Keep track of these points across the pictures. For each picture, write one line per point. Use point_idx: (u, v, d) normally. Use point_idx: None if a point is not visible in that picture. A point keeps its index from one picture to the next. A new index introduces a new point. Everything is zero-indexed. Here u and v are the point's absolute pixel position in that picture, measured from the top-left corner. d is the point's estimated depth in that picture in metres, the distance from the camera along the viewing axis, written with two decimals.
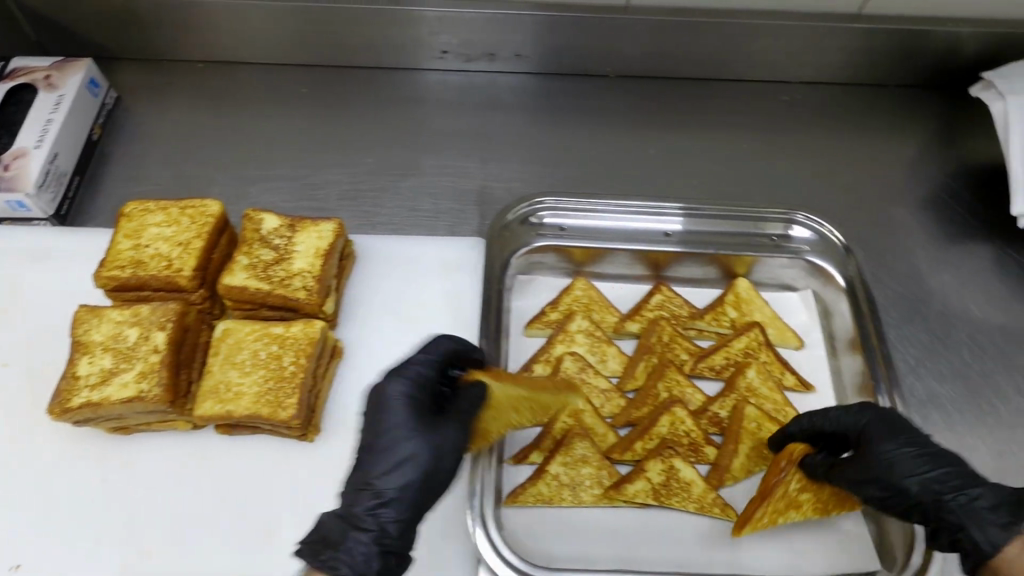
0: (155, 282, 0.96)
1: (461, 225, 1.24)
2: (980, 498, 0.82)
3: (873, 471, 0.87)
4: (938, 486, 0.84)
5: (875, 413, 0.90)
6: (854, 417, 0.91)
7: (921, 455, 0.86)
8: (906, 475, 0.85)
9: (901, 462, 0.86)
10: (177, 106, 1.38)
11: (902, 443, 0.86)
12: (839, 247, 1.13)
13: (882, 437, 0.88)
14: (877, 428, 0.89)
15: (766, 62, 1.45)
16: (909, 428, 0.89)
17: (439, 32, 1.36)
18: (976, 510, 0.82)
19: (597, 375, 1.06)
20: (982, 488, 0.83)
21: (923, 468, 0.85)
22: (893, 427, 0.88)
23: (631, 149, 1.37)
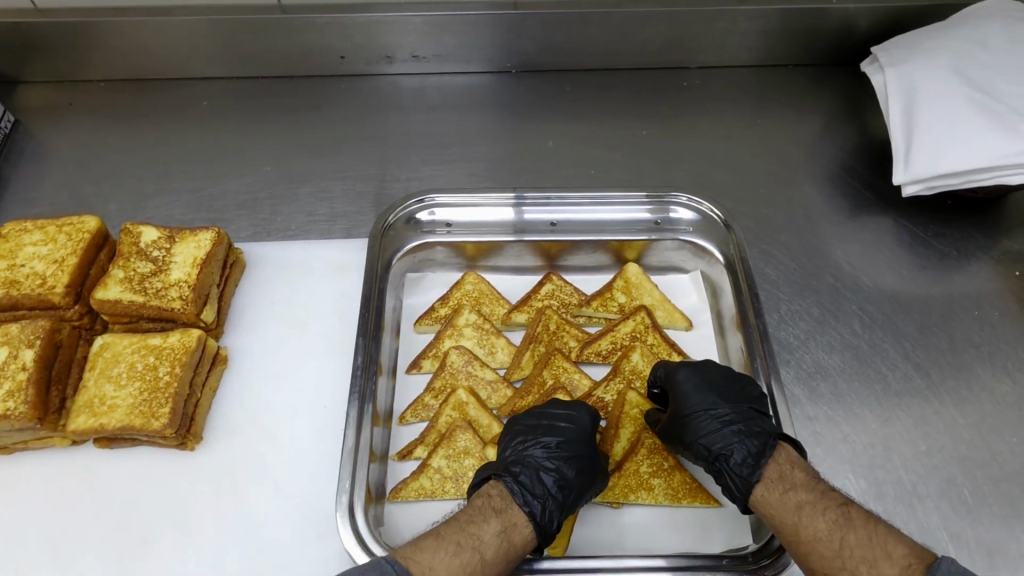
0: (27, 300, 0.97)
1: (357, 227, 1.23)
2: (741, 453, 0.88)
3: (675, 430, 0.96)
4: (715, 443, 0.91)
5: (686, 369, 0.98)
6: (672, 376, 0.98)
7: (707, 413, 0.92)
8: (694, 431, 0.93)
9: (690, 420, 0.93)
10: (76, 126, 1.38)
11: (694, 403, 0.93)
12: (720, 225, 1.15)
13: (683, 398, 0.95)
14: (685, 386, 0.96)
15: (664, 50, 1.45)
16: (716, 386, 0.95)
17: (331, 38, 1.36)
18: (731, 466, 0.88)
19: (484, 366, 1.07)
20: (745, 445, 0.88)
21: (706, 427, 0.92)
22: (695, 386, 0.95)
23: (532, 142, 1.38)
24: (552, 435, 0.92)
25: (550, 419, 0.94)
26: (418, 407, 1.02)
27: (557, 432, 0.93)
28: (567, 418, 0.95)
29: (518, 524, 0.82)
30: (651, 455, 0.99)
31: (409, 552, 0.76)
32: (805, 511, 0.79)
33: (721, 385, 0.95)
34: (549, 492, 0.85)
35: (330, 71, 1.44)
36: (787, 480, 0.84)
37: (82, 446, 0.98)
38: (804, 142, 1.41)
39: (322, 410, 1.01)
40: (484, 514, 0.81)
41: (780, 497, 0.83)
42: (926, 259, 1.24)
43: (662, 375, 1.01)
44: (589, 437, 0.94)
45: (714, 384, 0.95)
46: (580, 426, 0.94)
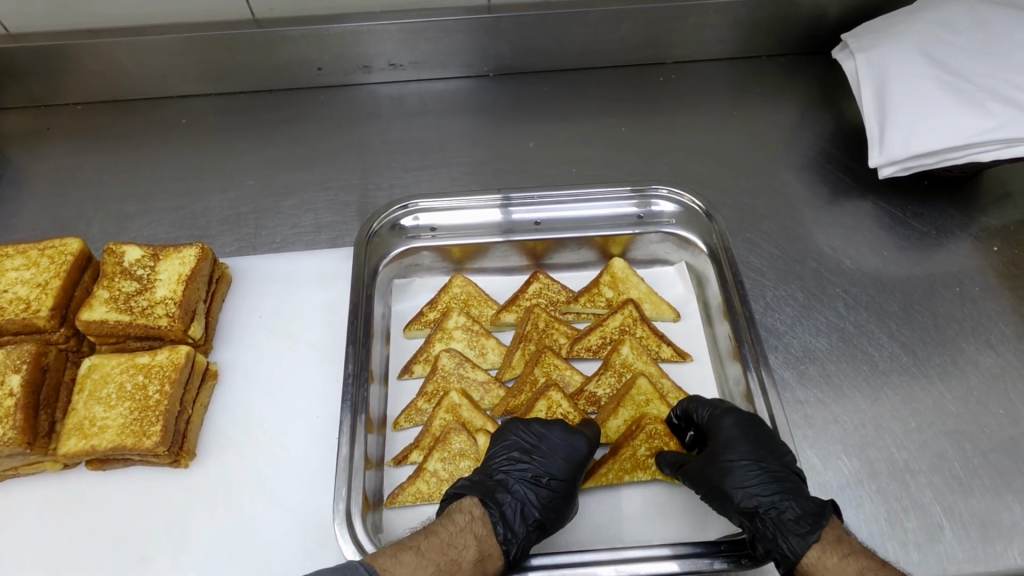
0: (12, 326, 0.96)
1: (343, 236, 1.23)
2: (794, 511, 0.84)
3: (710, 472, 0.89)
4: (758, 494, 0.86)
5: (733, 414, 0.93)
6: (717, 419, 0.93)
7: (756, 465, 0.88)
8: (738, 480, 0.88)
9: (735, 468, 0.89)
10: (54, 151, 1.37)
11: (743, 451, 0.89)
12: (702, 216, 1.16)
13: (728, 444, 0.90)
14: (732, 433, 0.91)
15: (638, 47, 1.47)
16: (770, 441, 0.90)
17: (307, 49, 1.36)
18: (783, 522, 0.83)
19: (475, 368, 1.07)
20: (800, 506, 0.84)
21: (755, 479, 0.87)
22: (745, 436, 0.90)
23: (513, 144, 1.39)
24: (544, 465, 0.90)
25: (550, 441, 0.92)
26: (412, 412, 1.02)
27: (551, 459, 0.90)
28: (565, 444, 0.92)
29: (492, 556, 0.82)
30: (650, 438, 0.99)
31: (390, 564, 0.75)
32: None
33: (773, 439, 0.90)
34: (526, 528, 0.85)
35: (308, 82, 1.44)
36: (844, 545, 0.80)
37: (75, 469, 0.97)
38: (781, 131, 1.43)
39: (315, 420, 1.01)
40: (463, 535, 0.82)
41: (840, 562, 0.79)
42: (907, 239, 1.25)
43: (703, 414, 0.96)
44: (579, 466, 0.91)
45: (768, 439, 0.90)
46: (569, 455, 0.91)
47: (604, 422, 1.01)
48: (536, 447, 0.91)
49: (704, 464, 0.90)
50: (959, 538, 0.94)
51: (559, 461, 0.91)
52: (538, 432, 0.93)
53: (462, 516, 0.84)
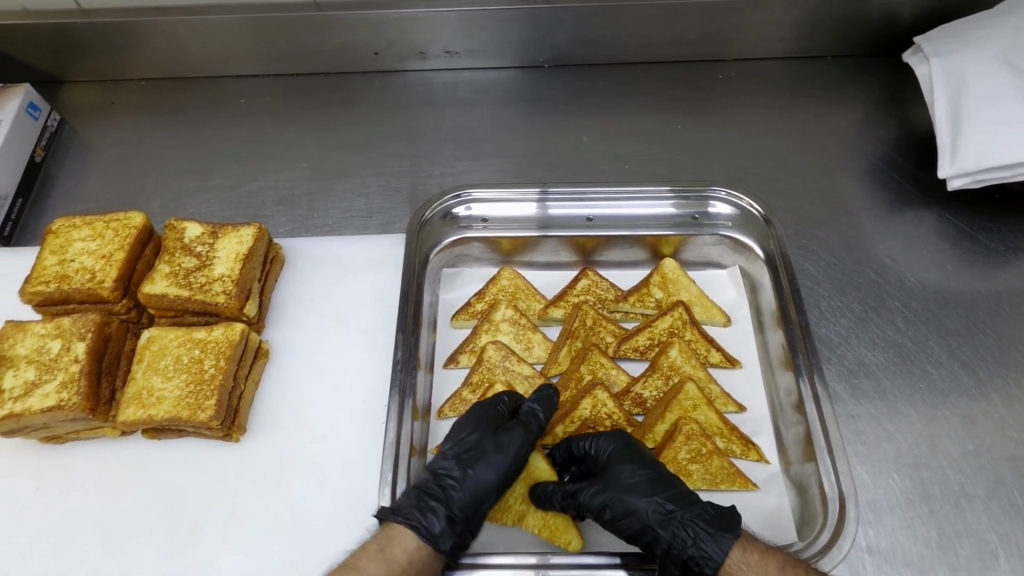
0: (78, 295, 0.99)
1: (393, 223, 1.25)
2: (672, 503, 0.84)
3: (606, 492, 0.85)
4: (671, 508, 0.83)
5: (609, 434, 0.92)
6: (601, 442, 0.92)
7: (653, 478, 0.86)
8: (608, 491, 0.85)
9: (631, 483, 0.86)
10: (119, 125, 1.41)
11: (639, 464, 0.88)
12: (760, 220, 1.13)
13: (622, 461, 0.89)
14: (617, 453, 0.90)
15: (698, 42, 1.43)
16: (636, 448, 0.91)
17: (365, 34, 1.37)
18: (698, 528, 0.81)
19: (521, 361, 1.06)
20: (671, 495, 0.84)
21: (618, 486, 0.85)
22: (630, 453, 0.89)
23: (565, 138, 1.37)
24: (447, 442, 0.92)
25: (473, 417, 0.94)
26: (456, 401, 1.02)
27: (453, 435, 0.93)
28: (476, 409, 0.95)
29: (393, 537, 0.83)
30: (689, 440, 0.97)
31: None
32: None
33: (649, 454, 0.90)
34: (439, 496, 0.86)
35: (362, 66, 1.45)
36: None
37: (133, 436, 1.00)
38: (842, 136, 1.39)
39: (362, 404, 1.02)
40: (379, 556, 0.81)
41: None
42: (971, 254, 1.21)
43: (589, 442, 0.93)
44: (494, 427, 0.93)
45: (620, 445, 0.90)
46: (473, 419, 0.93)
47: (648, 424, 1.00)
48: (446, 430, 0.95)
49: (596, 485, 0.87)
50: (1014, 567, 0.90)
51: (455, 432, 0.93)
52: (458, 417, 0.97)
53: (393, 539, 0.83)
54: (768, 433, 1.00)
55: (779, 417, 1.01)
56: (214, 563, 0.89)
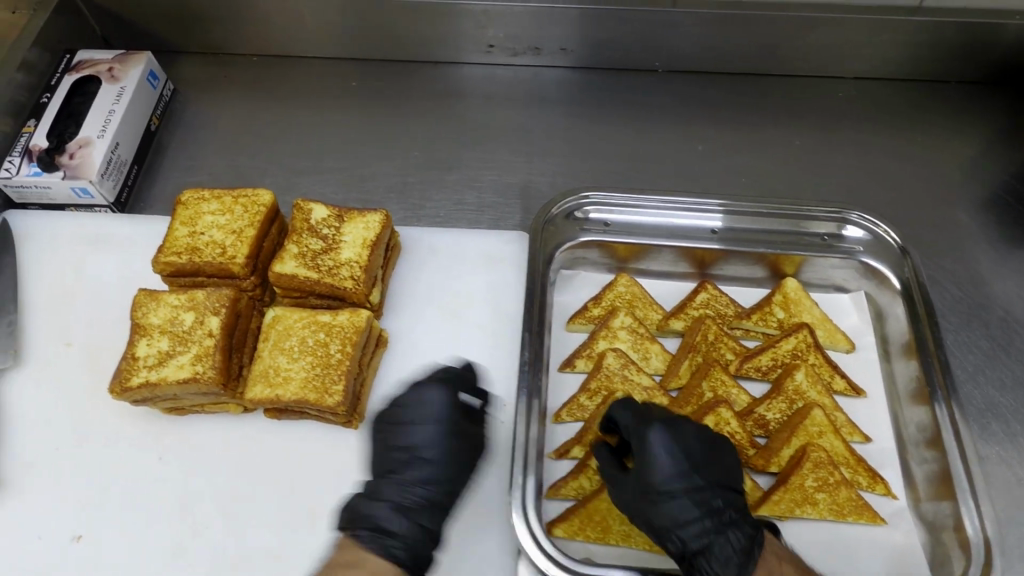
0: (209, 269, 0.99)
1: (505, 219, 1.24)
2: (701, 534, 0.82)
3: (638, 501, 0.85)
4: (693, 534, 0.82)
5: (657, 431, 0.85)
6: (645, 436, 0.86)
7: (689, 498, 0.83)
8: (642, 500, 0.85)
9: (663, 498, 0.83)
10: (230, 100, 1.42)
11: (676, 480, 0.84)
12: (895, 248, 1.09)
13: (660, 469, 0.84)
14: (660, 459, 0.85)
15: (819, 57, 1.39)
16: (687, 449, 0.85)
17: (483, 25, 1.35)
18: (713, 565, 0.81)
19: (639, 372, 1.04)
20: (697, 523, 0.82)
21: (647, 500, 0.84)
22: (677, 458, 0.84)
23: (678, 146, 1.35)
24: (416, 459, 0.92)
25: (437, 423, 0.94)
26: (575, 406, 1.01)
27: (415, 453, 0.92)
28: (421, 408, 0.95)
29: None
30: (817, 468, 0.94)
31: None
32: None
33: (700, 456, 0.85)
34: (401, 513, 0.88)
35: (474, 58, 1.44)
36: None
37: (253, 414, 1.00)
38: (964, 165, 1.34)
39: (479, 400, 1.01)
40: None
41: None
42: None
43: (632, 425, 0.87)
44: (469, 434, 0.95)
45: (669, 451, 0.85)
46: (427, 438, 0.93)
47: (773, 448, 0.97)
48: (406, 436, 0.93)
49: (635, 492, 0.85)
50: None
51: (417, 454, 0.92)
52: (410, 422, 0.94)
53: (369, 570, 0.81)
54: (897, 465, 0.98)
55: (907, 450, 0.99)
56: (335, 548, 0.89)
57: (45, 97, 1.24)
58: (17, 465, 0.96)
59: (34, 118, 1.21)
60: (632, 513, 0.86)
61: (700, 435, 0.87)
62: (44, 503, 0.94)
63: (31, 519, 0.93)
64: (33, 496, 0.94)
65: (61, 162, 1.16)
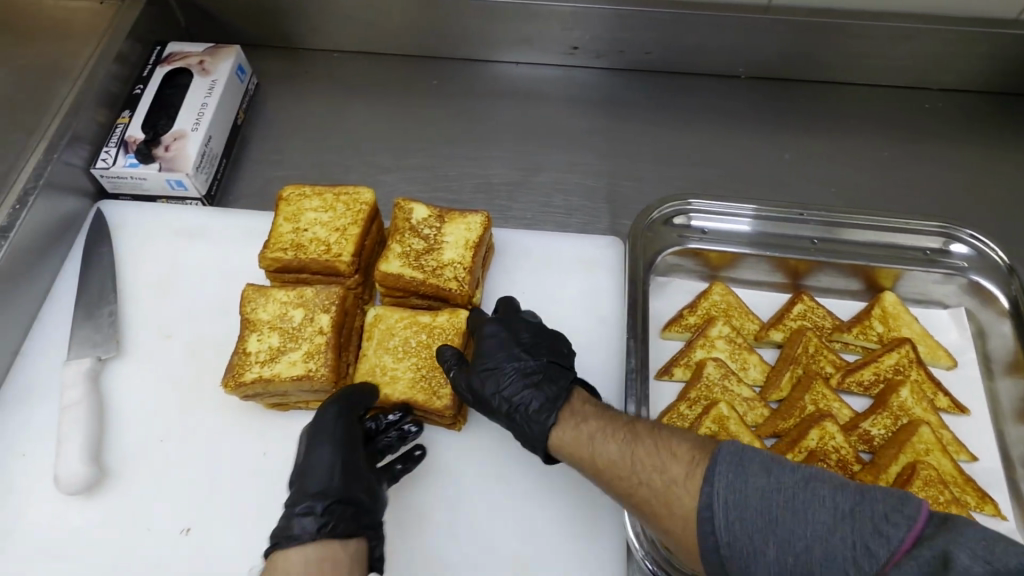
0: (316, 266, 0.99)
1: (594, 224, 1.23)
2: (517, 393, 0.88)
3: (473, 382, 0.89)
4: (513, 399, 0.88)
5: (496, 324, 0.94)
6: (480, 327, 0.94)
7: (513, 374, 0.89)
8: (475, 379, 0.89)
9: (491, 373, 0.89)
10: (312, 95, 1.42)
11: (501, 356, 0.90)
12: (1002, 266, 1.07)
13: (491, 350, 0.91)
14: (490, 339, 0.92)
15: (909, 67, 1.37)
16: (516, 341, 0.92)
17: (570, 27, 1.34)
18: (529, 416, 0.86)
19: (739, 383, 1.03)
20: (518, 386, 0.88)
21: (478, 376, 0.89)
22: (502, 341, 0.92)
23: (764, 154, 1.33)
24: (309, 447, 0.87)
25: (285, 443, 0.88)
26: (675, 415, 1.00)
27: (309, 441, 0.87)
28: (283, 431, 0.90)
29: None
30: (927, 486, 0.93)
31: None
32: (680, 480, 0.71)
33: (501, 342, 0.92)
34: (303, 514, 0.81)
35: (555, 60, 1.43)
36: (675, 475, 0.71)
37: None
38: None
39: None
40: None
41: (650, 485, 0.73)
42: None
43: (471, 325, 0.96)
44: (347, 431, 0.87)
45: (502, 338, 0.92)
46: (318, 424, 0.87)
47: (881, 463, 0.96)
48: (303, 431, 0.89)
49: (467, 375, 0.90)
50: None
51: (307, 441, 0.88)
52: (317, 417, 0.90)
53: (276, 573, 0.76)
54: (1007, 487, 0.96)
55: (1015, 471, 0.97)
56: (444, 550, 0.89)
57: (138, 88, 1.25)
58: (122, 456, 0.97)
59: (127, 109, 1.21)
60: (467, 387, 0.90)
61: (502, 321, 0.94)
62: (150, 494, 0.94)
63: (137, 510, 0.93)
64: (138, 487, 0.95)
65: (157, 154, 1.16)
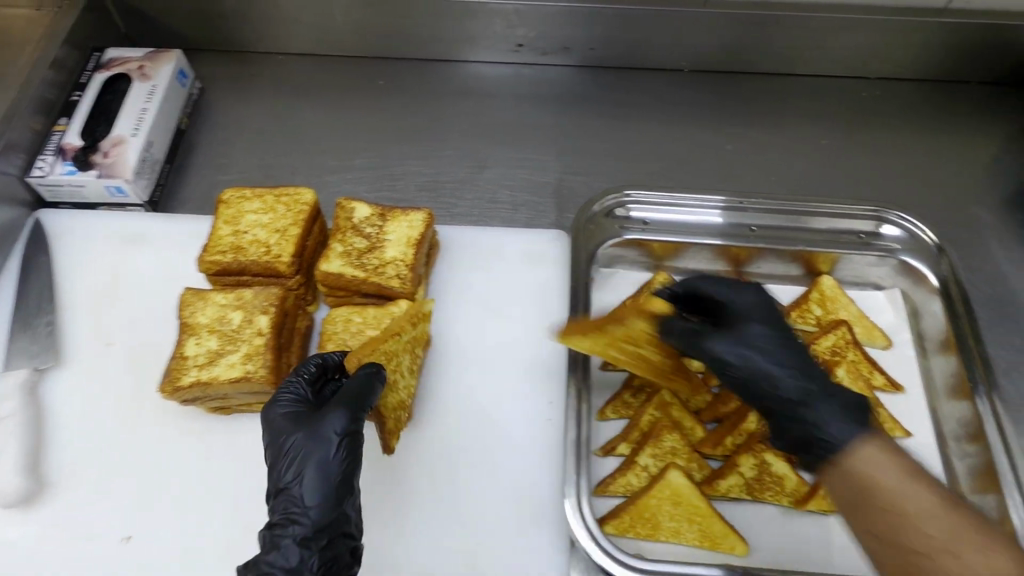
0: (255, 268, 0.99)
1: (539, 218, 1.25)
2: (797, 384, 0.86)
3: (760, 354, 0.88)
4: (806, 390, 0.85)
5: (757, 292, 0.94)
6: (736, 292, 0.94)
7: (798, 352, 0.89)
8: (741, 345, 0.88)
9: (755, 342, 0.89)
10: (257, 98, 1.41)
11: (804, 334, 0.90)
12: (931, 247, 1.11)
13: (746, 315, 0.91)
14: (760, 312, 0.92)
15: (845, 57, 1.40)
16: (776, 318, 0.92)
17: (513, 25, 1.36)
18: (837, 413, 0.82)
19: (685, 370, 1.04)
20: (814, 380, 0.86)
21: (741, 343, 0.88)
22: (773, 319, 0.92)
23: (706, 145, 1.36)
24: (298, 450, 0.81)
25: (288, 431, 0.82)
26: (619, 404, 1.02)
27: (296, 443, 0.81)
28: (279, 413, 0.84)
29: None
30: None
31: None
32: (945, 538, 0.69)
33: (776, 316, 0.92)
34: (288, 540, 0.77)
35: (501, 58, 1.44)
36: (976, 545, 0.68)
37: None
38: (988, 164, 1.36)
39: (525, 399, 1.01)
40: None
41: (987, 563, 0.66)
42: None
43: (721, 289, 0.95)
44: (354, 434, 0.82)
45: (761, 307, 0.93)
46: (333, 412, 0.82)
47: None
48: (283, 424, 0.83)
49: (732, 339, 0.89)
50: None
51: (297, 433, 0.82)
52: (288, 400, 0.85)
53: None
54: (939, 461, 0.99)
55: (947, 445, 1.00)
56: (387, 545, 0.90)
57: (76, 96, 1.23)
58: (62, 465, 0.96)
59: (66, 117, 1.20)
60: (705, 351, 0.89)
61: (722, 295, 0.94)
62: (90, 503, 0.93)
63: (77, 519, 0.92)
64: (78, 496, 0.94)
65: (96, 161, 1.14)
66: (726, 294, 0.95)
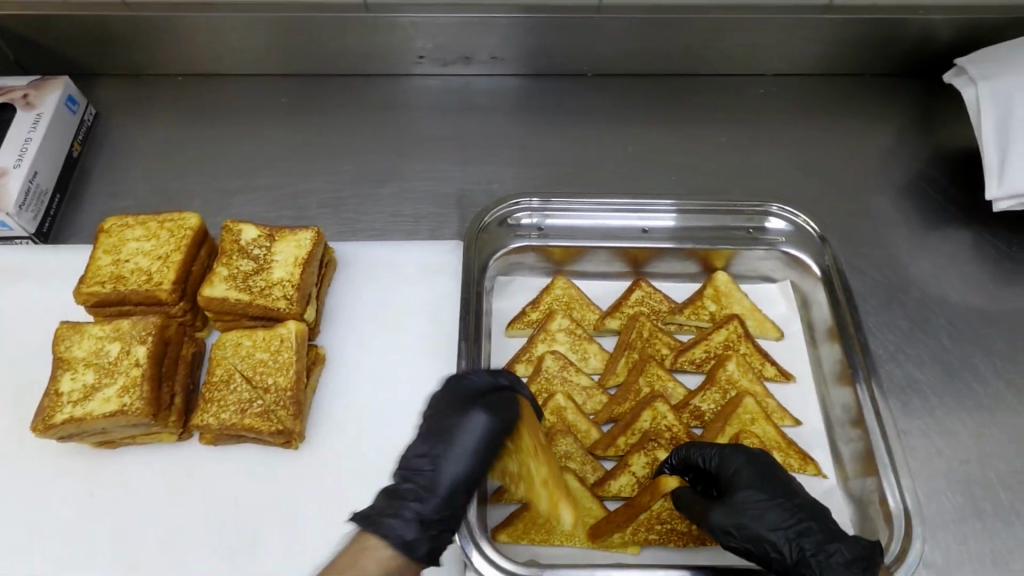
0: (135, 297, 0.98)
1: (441, 230, 1.24)
2: (793, 543, 0.82)
3: (754, 530, 0.83)
4: (801, 539, 0.82)
5: (745, 456, 0.88)
6: (726, 460, 0.88)
7: (783, 506, 0.84)
8: (736, 516, 0.84)
9: (749, 513, 0.84)
10: (156, 122, 1.39)
11: (748, 495, 0.85)
12: (815, 237, 1.14)
13: (756, 485, 0.86)
14: (748, 475, 0.87)
15: (741, 57, 1.43)
16: (767, 477, 0.86)
17: (411, 38, 1.36)
18: (828, 566, 0.80)
19: (578, 372, 1.06)
20: (787, 525, 0.83)
21: (736, 513, 0.84)
22: (758, 475, 0.86)
23: (609, 148, 1.37)
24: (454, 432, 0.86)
25: (456, 406, 0.89)
26: None
27: (450, 426, 0.87)
28: (442, 393, 0.91)
29: None
30: None
31: None
32: None
33: (774, 482, 0.86)
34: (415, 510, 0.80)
35: (404, 71, 1.44)
36: None
37: (187, 441, 0.98)
38: (882, 153, 1.40)
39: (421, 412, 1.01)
40: None
41: None
42: (1010, 274, 1.24)
43: (711, 455, 0.89)
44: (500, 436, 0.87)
45: (770, 498, 0.84)
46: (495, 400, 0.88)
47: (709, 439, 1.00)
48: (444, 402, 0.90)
49: (726, 512, 0.84)
50: None
51: (443, 416, 0.88)
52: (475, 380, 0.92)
53: None
54: (826, 447, 1.02)
55: (834, 430, 1.03)
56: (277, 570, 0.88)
57: None
58: None
59: None
60: (708, 529, 0.84)
61: (711, 455, 0.90)
62: None
63: None
64: None
65: None
66: (713, 458, 0.89)
